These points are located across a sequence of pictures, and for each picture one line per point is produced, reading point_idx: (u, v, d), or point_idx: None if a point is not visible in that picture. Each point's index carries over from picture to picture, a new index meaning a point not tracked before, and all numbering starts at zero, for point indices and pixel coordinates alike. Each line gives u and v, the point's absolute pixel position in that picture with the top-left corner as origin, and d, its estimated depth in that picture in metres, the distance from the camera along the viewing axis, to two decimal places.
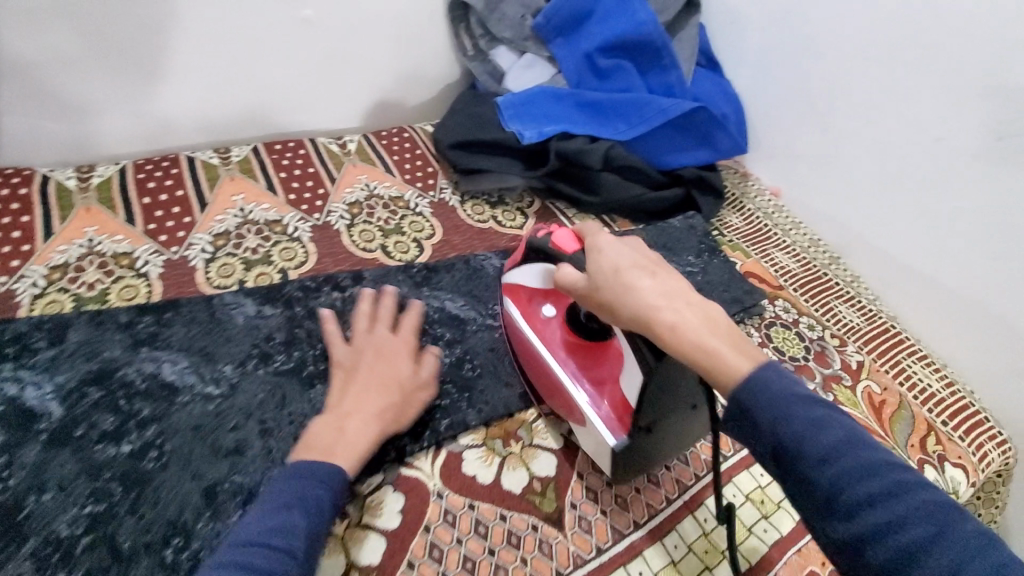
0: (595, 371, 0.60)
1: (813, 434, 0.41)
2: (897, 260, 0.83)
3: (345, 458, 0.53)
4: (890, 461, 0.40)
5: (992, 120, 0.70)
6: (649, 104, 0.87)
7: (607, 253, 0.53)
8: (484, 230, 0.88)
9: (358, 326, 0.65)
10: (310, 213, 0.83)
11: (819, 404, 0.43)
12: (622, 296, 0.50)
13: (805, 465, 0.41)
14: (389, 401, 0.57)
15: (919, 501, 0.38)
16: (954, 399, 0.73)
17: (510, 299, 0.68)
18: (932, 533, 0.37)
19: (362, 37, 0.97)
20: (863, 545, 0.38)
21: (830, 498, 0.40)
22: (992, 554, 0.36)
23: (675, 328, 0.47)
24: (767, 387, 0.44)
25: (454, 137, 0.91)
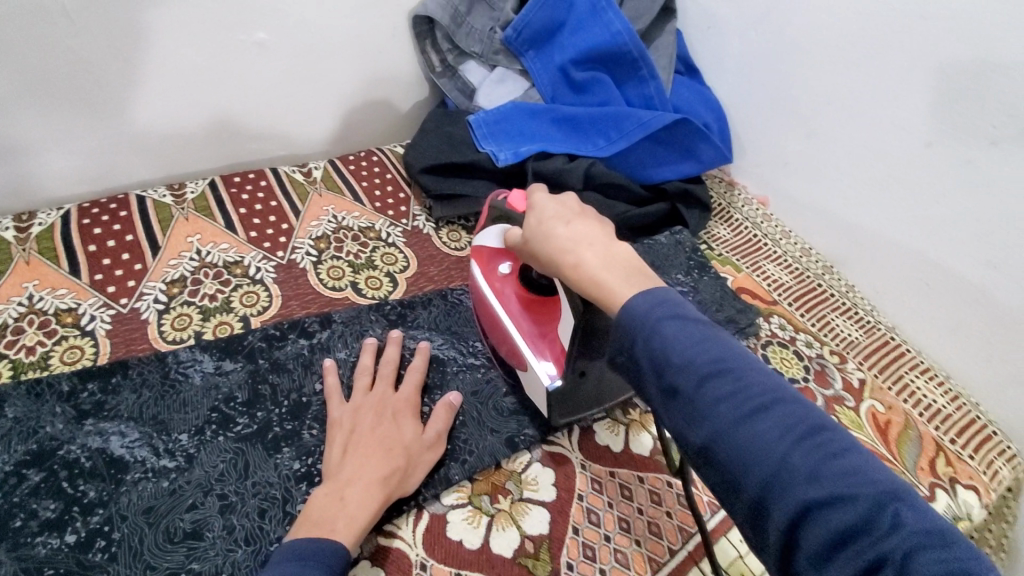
0: (540, 324, 0.62)
1: (675, 339, 0.41)
2: (893, 270, 0.79)
3: (348, 532, 0.49)
4: (747, 367, 0.40)
5: (984, 124, 0.66)
6: (629, 118, 0.83)
7: (536, 208, 0.55)
8: (461, 258, 0.83)
9: (358, 382, 0.62)
10: (273, 252, 0.78)
11: (685, 313, 0.42)
12: (540, 246, 0.53)
13: (665, 369, 0.40)
14: (394, 465, 0.54)
15: (766, 399, 0.38)
16: (961, 415, 0.70)
17: (471, 257, 0.70)
18: (777, 424, 0.37)
19: (321, 58, 0.92)
20: (717, 443, 0.38)
21: (688, 406, 0.39)
22: (831, 440, 0.36)
23: (577, 266, 0.49)
24: (639, 306, 0.43)
25: (425, 161, 0.86)
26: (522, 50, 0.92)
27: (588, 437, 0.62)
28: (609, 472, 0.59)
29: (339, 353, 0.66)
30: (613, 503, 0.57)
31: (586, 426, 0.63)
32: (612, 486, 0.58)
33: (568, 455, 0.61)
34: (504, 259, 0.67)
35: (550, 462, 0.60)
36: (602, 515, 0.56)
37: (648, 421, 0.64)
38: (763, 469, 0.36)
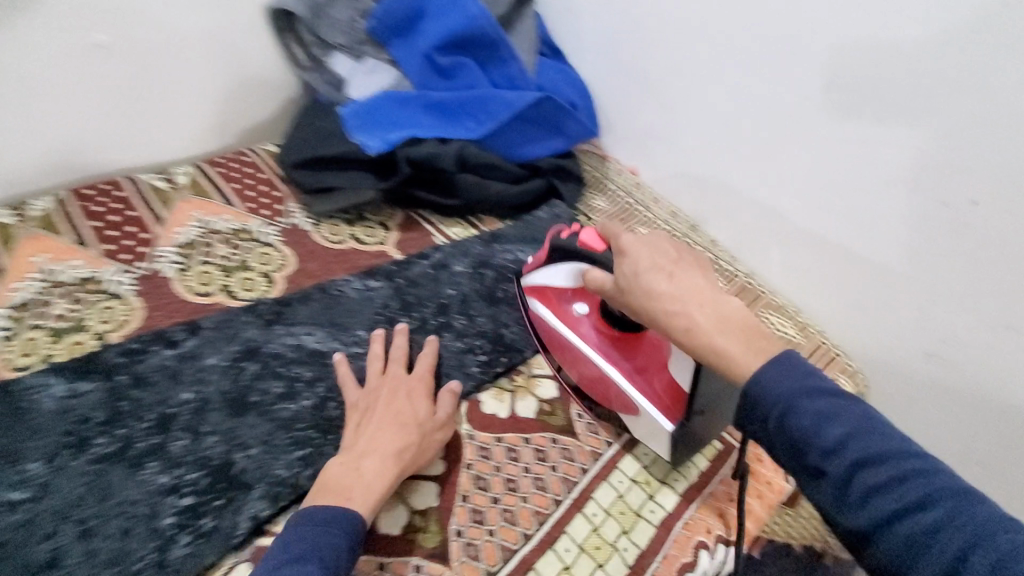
0: (633, 360, 0.62)
1: (822, 427, 0.44)
2: (742, 223, 0.88)
3: (364, 502, 0.52)
4: (900, 450, 0.42)
5: (798, 85, 0.75)
6: (494, 98, 0.85)
7: (629, 257, 0.55)
8: (342, 251, 0.81)
9: (370, 368, 0.63)
10: (132, 263, 0.74)
11: (828, 394, 0.45)
12: (641, 302, 0.54)
13: (815, 456, 0.44)
14: (408, 440, 0.56)
15: (930, 490, 0.40)
16: (808, 343, 0.80)
17: (540, 301, 0.69)
18: (940, 517, 0.40)
19: (175, 58, 0.87)
20: (878, 532, 0.41)
21: (841, 488, 0.43)
22: (1001, 534, 0.38)
23: (689, 330, 0.50)
24: (778, 386, 0.46)
25: (297, 156, 0.84)
26: (387, 39, 0.93)
27: (474, 408, 0.64)
28: (496, 438, 0.61)
29: (209, 360, 0.63)
30: (501, 467, 0.59)
31: (472, 398, 0.65)
32: (499, 452, 0.60)
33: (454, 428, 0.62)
34: (577, 299, 0.67)
35: None
36: (489, 480, 0.58)
37: (532, 386, 0.67)
38: (933, 563, 0.39)
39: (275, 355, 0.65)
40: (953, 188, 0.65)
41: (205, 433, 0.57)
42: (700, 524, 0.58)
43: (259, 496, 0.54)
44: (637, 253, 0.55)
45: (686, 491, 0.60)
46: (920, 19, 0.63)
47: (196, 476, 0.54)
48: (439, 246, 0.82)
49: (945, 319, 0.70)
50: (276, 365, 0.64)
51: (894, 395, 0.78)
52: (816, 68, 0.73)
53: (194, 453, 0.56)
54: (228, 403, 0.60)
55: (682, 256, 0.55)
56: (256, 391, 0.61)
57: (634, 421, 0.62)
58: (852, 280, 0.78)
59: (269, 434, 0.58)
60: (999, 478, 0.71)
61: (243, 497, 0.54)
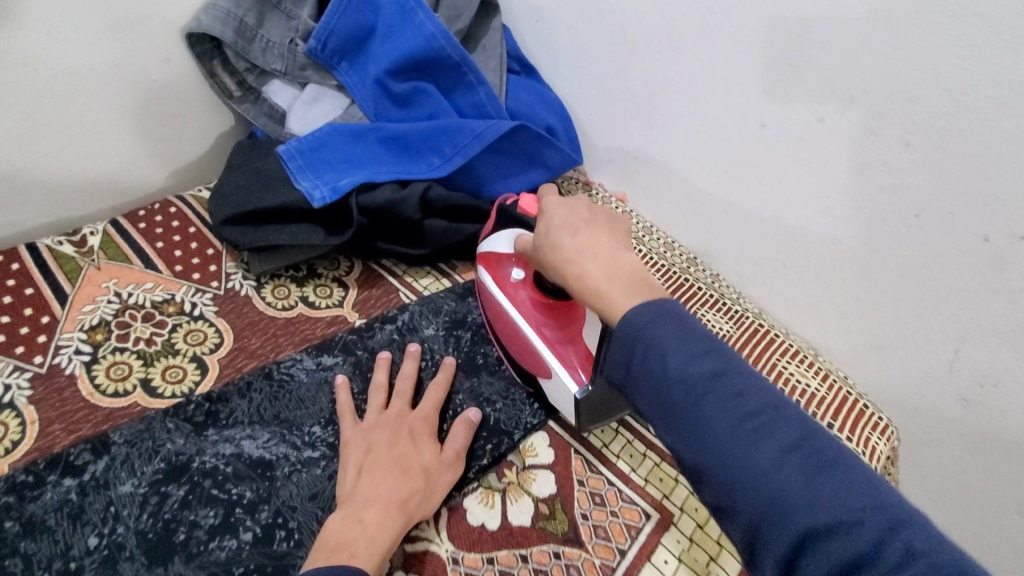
0: (563, 329, 0.59)
1: (675, 357, 0.40)
2: (747, 256, 0.79)
3: (369, 558, 0.46)
4: (747, 383, 0.40)
5: (805, 101, 0.65)
6: (461, 130, 0.74)
7: (548, 214, 0.53)
8: (290, 320, 0.68)
9: (372, 401, 0.58)
10: (29, 359, 0.60)
11: (684, 323, 0.42)
12: (547, 256, 0.52)
13: (661, 382, 0.40)
14: (413, 487, 0.51)
15: (772, 423, 0.38)
16: (834, 394, 0.71)
17: (479, 265, 0.65)
18: (771, 441, 0.37)
19: (73, 100, 0.73)
20: (711, 459, 0.38)
21: (684, 420, 0.39)
22: (835, 465, 0.36)
23: (580, 277, 0.48)
24: (645, 324, 0.42)
25: (229, 211, 0.71)
26: (332, 63, 0.80)
27: (459, 519, 0.53)
28: (486, 558, 0.51)
29: (122, 488, 0.51)
30: None
31: (456, 506, 0.54)
32: None
33: (436, 551, 0.51)
34: (517, 265, 0.63)
35: (417, 567, 0.50)
36: None
37: (526, 480, 0.56)
38: (763, 495, 0.36)
39: (208, 474, 0.52)
40: (996, 222, 0.56)
41: None
42: None
43: None
44: (554, 211, 0.54)
45: None
46: (932, 32, 0.55)
47: None
48: (406, 305, 0.70)
49: (990, 366, 0.61)
50: (208, 486, 0.52)
51: (935, 446, 0.70)
52: (830, 84, 0.63)
53: None
54: (146, 549, 0.48)
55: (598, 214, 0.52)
56: (183, 527, 0.49)
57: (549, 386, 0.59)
58: (880, 321, 0.69)
59: None
60: None
61: None
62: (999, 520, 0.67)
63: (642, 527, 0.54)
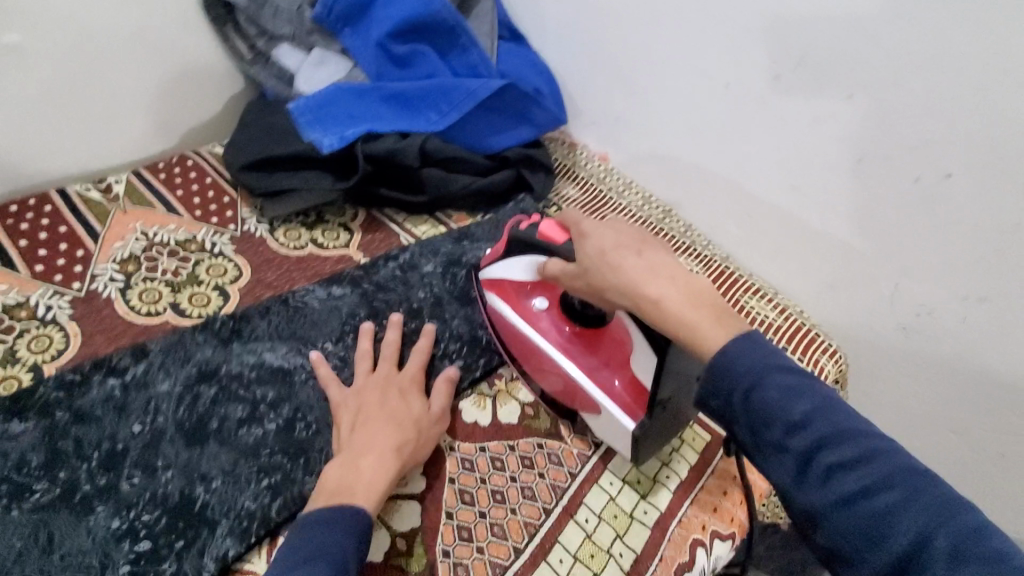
0: (595, 356, 0.57)
1: (787, 402, 0.41)
2: (717, 206, 0.86)
3: (368, 499, 0.49)
4: (865, 430, 0.40)
5: (761, 60, 0.73)
6: (456, 87, 0.81)
7: (592, 237, 0.52)
8: (301, 257, 0.75)
9: (358, 368, 0.61)
10: (67, 285, 0.67)
11: (794, 370, 0.42)
12: (606, 280, 0.50)
13: (777, 431, 0.41)
14: (405, 435, 0.54)
15: (893, 469, 0.38)
16: (789, 324, 0.80)
17: (497, 296, 0.63)
18: (896, 495, 0.38)
19: (97, 59, 0.80)
20: (837, 513, 0.39)
21: (803, 466, 0.40)
22: (963, 515, 0.37)
23: (659, 302, 0.47)
24: (747, 364, 0.43)
25: (245, 158, 0.78)
26: (337, 28, 0.86)
27: (454, 417, 0.61)
28: (478, 447, 0.58)
29: (160, 387, 0.58)
30: (486, 479, 0.56)
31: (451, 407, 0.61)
32: (483, 462, 0.57)
33: None
34: (538, 293, 0.61)
35: None
36: (475, 493, 0.55)
37: (513, 388, 0.64)
38: (891, 547, 0.37)
39: (235, 377, 0.60)
40: (925, 164, 0.65)
41: (160, 468, 0.53)
42: (695, 521, 0.56)
43: (226, 534, 0.50)
44: (597, 234, 0.52)
45: (683, 483, 0.58)
46: None
47: (152, 517, 0.50)
48: (406, 246, 0.77)
49: (923, 294, 0.70)
50: (235, 387, 0.59)
51: (878, 371, 0.78)
52: (785, 45, 0.70)
53: (149, 491, 0.51)
54: (184, 433, 0.55)
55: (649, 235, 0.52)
56: (215, 417, 0.56)
57: (597, 422, 0.57)
58: (831, 260, 0.77)
59: (231, 464, 0.54)
60: (980, 446, 0.72)
61: (206, 535, 0.50)
62: (932, 431, 0.76)
63: None
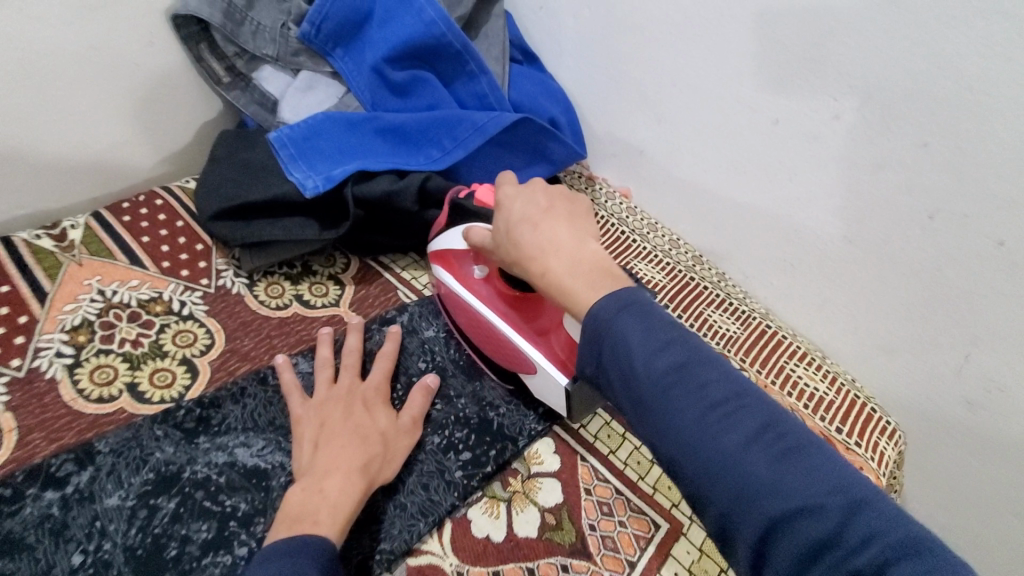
0: (536, 321, 0.57)
1: (639, 345, 0.41)
2: (757, 254, 0.77)
3: (332, 525, 0.45)
4: (710, 369, 0.40)
5: (814, 96, 0.63)
6: (462, 121, 0.71)
7: (503, 208, 0.52)
8: (284, 320, 0.66)
9: (319, 377, 0.57)
10: (4, 361, 0.57)
11: (653, 317, 0.42)
12: (510, 253, 0.51)
13: (631, 375, 0.40)
14: (371, 452, 0.50)
15: (733, 405, 0.38)
16: (842, 399, 0.69)
17: (440, 267, 0.63)
18: (735, 432, 0.37)
19: (48, 81, 0.69)
20: (683, 452, 0.38)
21: (652, 409, 0.40)
22: (793, 444, 0.37)
23: (543, 275, 0.47)
24: (613, 316, 0.42)
25: (218, 205, 0.67)
26: (326, 49, 0.76)
27: (463, 532, 0.51)
28: (492, 573, 0.49)
29: (108, 502, 0.48)
30: None
31: (459, 517, 0.52)
32: None
33: (440, 565, 0.49)
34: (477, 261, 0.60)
35: None
36: None
37: (530, 489, 0.55)
38: (726, 484, 0.36)
39: (200, 485, 0.50)
40: (1011, 224, 0.55)
41: None
42: None
43: None
44: (510, 204, 0.52)
45: None
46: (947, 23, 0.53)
47: None
48: (405, 305, 0.68)
49: (1000, 370, 0.61)
50: (200, 497, 0.49)
51: (937, 447, 0.70)
52: (847, 81, 0.61)
53: None
54: (135, 566, 0.45)
55: (555, 205, 0.51)
56: (174, 541, 0.47)
57: (534, 383, 0.57)
58: (890, 325, 0.68)
59: None
60: None
61: None
62: (996, 516, 0.67)
63: (653, 536, 0.53)
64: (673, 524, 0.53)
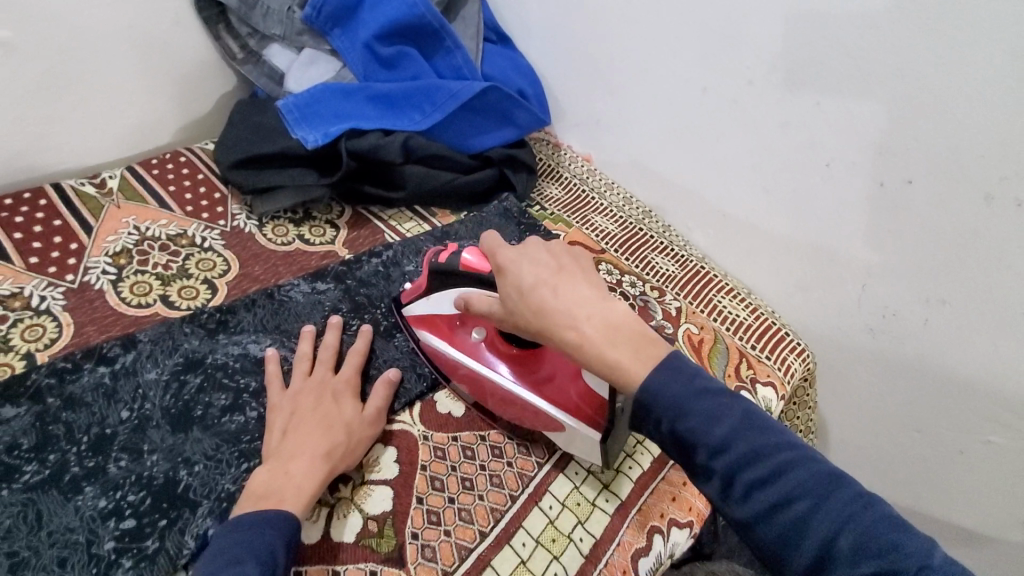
0: (537, 372, 0.59)
1: (708, 424, 0.43)
2: (696, 206, 0.88)
3: (296, 503, 0.50)
4: (775, 443, 0.42)
5: (735, 65, 0.75)
6: (440, 89, 0.83)
7: (514, 274, 0.51)
8: (288, 253, 0.78)
9: (297, 369, 0.61)
10: (60, 277, 0.69)
11: (713, 392, 0.44)
12: (532, 321, 0.50)
13: (700, 454, 0.43)
14: (334, 441, 0.54)
15: (803, 478, 0.40)
16: (760, 323, 0.82)
17: (431, 332, 0.64)
18: (810, 506, 0.39)
19: (89, 55, 0.81)
20: (760, 525, 0.41)
21: (726, 485, 0.42)
22: (865, 513, 0.39)
23: (580, 344, 0.48)
24: (670, 393, 0.44)
25: (234, 156, 0.80)
26: (326, 29, 0.88)
27: (429, 408, 0.63)
28: (450, 437, 0.61)
29: (148, 375, 0.60)
30: (456, 466, 0.59)
31: (428, 399, 0.64)
32: (454, 451, 0.60)
33: (410, 429, 0.61)
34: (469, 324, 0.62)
35: (392, 440, 0.60)
36: (445, 480, 0.58)
37: None
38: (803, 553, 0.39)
39: (220, 367, 0.62)
40: (893, 168, 0.66)
41: (146, 452, 0.55)
42: (654, 509, 0.59)
43: (206, 513, 0.52)
44: (516, 268, 0.51)
45: (645, 475, 0.61)
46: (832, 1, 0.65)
47: (137, 497, 0.53)
48: (390, 244, 0.80)
49: (888, 296, 0.72)
50: (220, 376, 0.62)
51: (845, 368, 0.81)
52: (760, 51, 0.72)
53: (135, 474, 0.54)
54: (170, 419, 0.58)
55: (561, 261, 0.51)
56: (200, 405, 0.59)
57: (559, 434, 0.59)
58: (803, 262, 0.79)
59: (214, 449, 0.57)
60: (936, 440, 0.74)
61: (188, 515, 0.52)
62: (894, 426, 0.79)
63: None
64: None
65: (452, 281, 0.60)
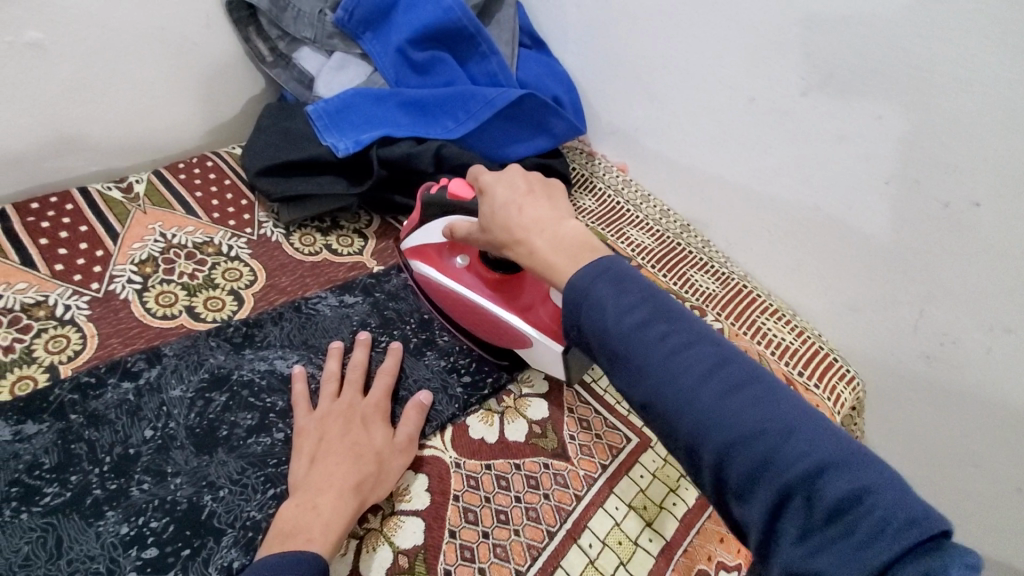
0: (519, 299, 0.63)
1: (611, 306, 0.43)
2: (738, 221, 0.84)
3: (325, 541, 0.47)
4: (673, 320, 0.42)
5: (788, 75, 0.71)
6: (474, 96, 0.80)
7: (489, 197, 0.54)
8: (316, 263, 0.76)
9: (325, 390, 0.59)
10: (85, 286, 0.68)
11: (620, 278, 0.44)
12: (497, 236, 0.53)
13: (605, 335, 0.43)
14: (364, 472, 0.52)
15: (696, 354, 0.40)
16: (806, 348, 0.78)
17: (420, 261, 0.68)
18: (701, 383, 0.39)
19: (119, 57, 0.80)
20: (653, 402, 0.41)
21: (625, 363, 0.42)
22: (747, 386, 0.39)
23: (530, 255, 0.49)
24: (587, 283, 0.44)
25: (261, 163, 0.78)
26: (357, 32, 0.86)
27: (462, 433, 0.60)
28: (484, 465, 0.58)
29: (172, 392, 0.58)
30: (491, 498, 0.56)
31: (459, 423, 0.61)
32: (488, 481, 0.57)
33: (441, 456, 0.58)
34: (457, 252, 0.66)
35: (424, 468, 0.57)
36: (479, 512, 0.55)
37: (521, 405, 0.63)
38: (690, 429, 0.39)
39: (246, 384, 0.60)
40: (962, 189, 0.61)
41: (170, 475, 0.53)
42: (700, 551, 0.56)
43: (231, 544, 0.50)
44: (493, 190, 0.55)
45: (690, 513, 0.58)
46: (901, 8, 0.60)
47: (160, 524, 0.50)
48: None
49: (947, 322, 0.67)
50: (246, 394, 0.59)
51: (894, 397, 0.76)
52: (815, 60, 0.68)
53: (158, 498, 0.52)
54: (195, 439, 0.56)
55: (535, 188, 0.54)
56: (225, 425, 0.57)
57: (534, 353, 0.62)
58: (854, 284, 0.75)
59: (240, 473, 0.54)
60: (993, 479, 0.70)
61: (212, 544, 0.50)
62: (943, 461, 0.74)
63: (622, 449, 0.61)
64: (642, 441, 0.61)
65: (446, 209, 0.64)
